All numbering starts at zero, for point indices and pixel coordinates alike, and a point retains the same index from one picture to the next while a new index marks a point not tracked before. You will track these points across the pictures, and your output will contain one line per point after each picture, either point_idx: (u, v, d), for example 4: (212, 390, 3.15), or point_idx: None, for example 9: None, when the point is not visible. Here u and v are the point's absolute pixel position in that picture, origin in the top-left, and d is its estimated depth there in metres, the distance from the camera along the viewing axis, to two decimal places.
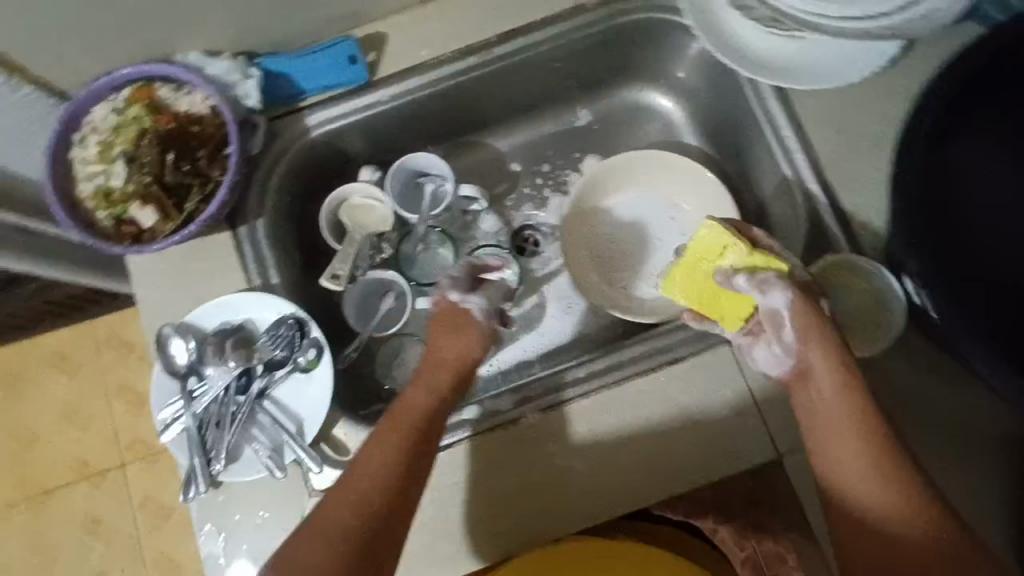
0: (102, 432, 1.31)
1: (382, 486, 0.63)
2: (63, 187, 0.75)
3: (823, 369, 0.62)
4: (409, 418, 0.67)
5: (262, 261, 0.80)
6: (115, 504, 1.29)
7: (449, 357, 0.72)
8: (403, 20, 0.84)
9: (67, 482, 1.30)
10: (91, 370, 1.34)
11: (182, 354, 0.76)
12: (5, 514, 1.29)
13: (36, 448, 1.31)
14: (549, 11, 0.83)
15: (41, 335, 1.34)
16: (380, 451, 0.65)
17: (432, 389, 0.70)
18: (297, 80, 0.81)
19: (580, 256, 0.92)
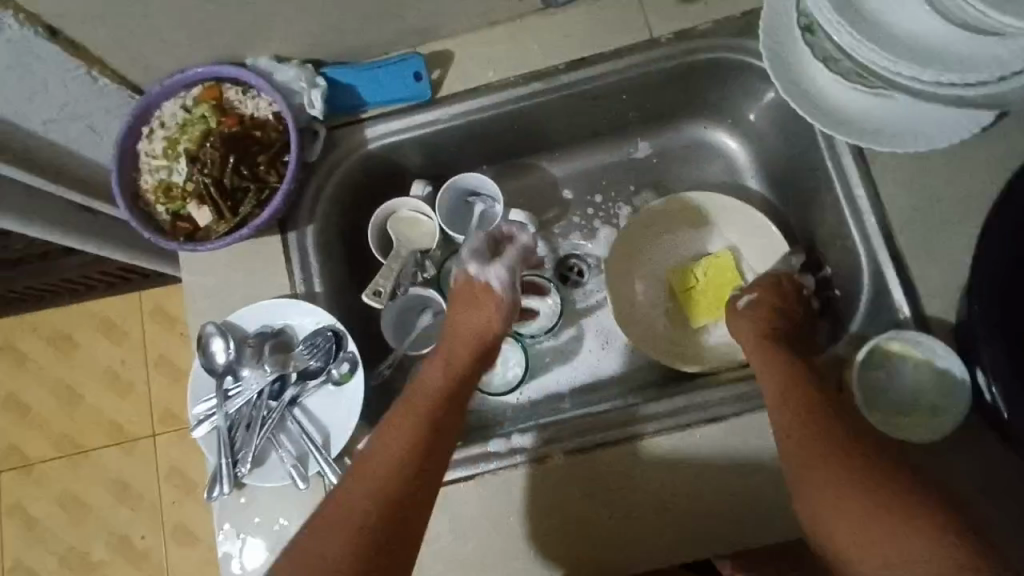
0: (138, 400, 1.35)
1: (401, 456, 0.66)
2: (127, 178, 0.77)
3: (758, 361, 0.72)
4: (428, 393, 0.73)
5: (308, 269, 0.81)
6: (144, 471, 1.32)
7: (467, 334, 0.78)
8: (472, 41, 0.83)
9: (101, 444, 1.34)
10: (134, 339, 1.37)
11: (221, 353, 0.77)
12: (41, 467, 1.34)
13: (76, 410, 1.35)
14: (620, 43, 0.81)
15: (92, 301, 1.38)
16: (399, 426, 0.69)
17: (449, 365, 0.75)
18: (362, 92, 0.82)
19: (626, 295, 0.91)
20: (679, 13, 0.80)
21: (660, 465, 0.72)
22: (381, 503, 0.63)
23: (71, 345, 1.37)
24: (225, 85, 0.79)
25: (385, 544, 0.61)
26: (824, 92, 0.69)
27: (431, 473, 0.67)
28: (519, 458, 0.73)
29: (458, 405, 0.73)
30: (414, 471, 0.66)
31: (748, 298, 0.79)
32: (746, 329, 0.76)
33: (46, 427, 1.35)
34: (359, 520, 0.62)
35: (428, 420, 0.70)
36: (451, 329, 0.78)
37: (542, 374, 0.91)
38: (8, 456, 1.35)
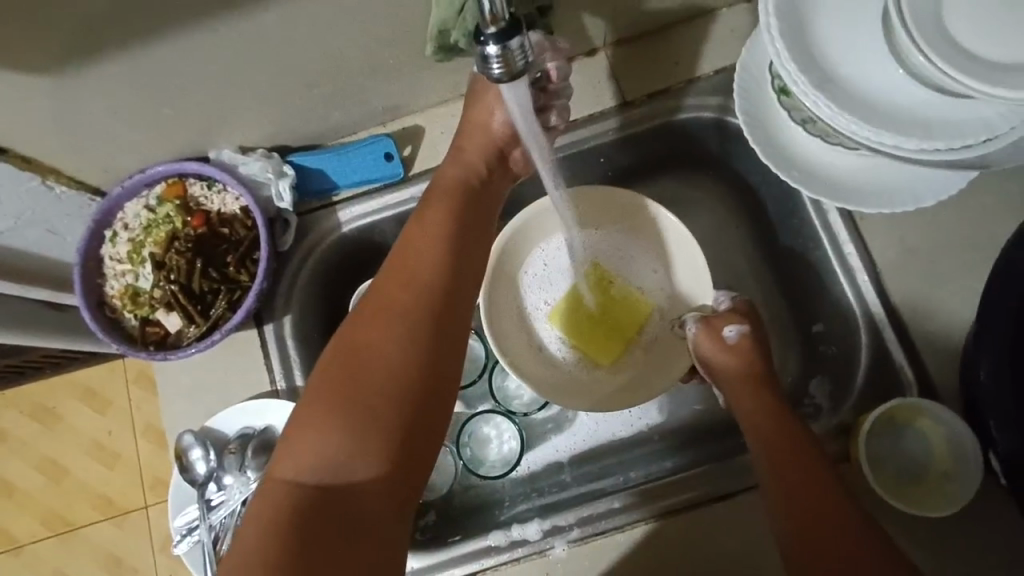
0: (127, 470, 1.24)
1: (425, 290, 0.58)
2: (91, 285, 0.74)
3: (734, 358, 0.71)
4: (452, 191, 0.65)
5: (288, 362, 0.77)
6: (137, 546, 1.22)
7: (484, 139, 0.68)
8: (443, 114, 0.81)
9: (91, 520, 1.23)
10: (122, 406, 1.26)
11: (200, 462, 0.74)
12: (28, 547, 1.24)
13: (61, 486, 1.25)
14: (596, 105, 0.78)
15: (78, 371, 1.27)
16: (421, 235, 0.60)
17: (468, 169, 0.67)
18: (331, 175, 0.79)
19: (516, 327, 0.80)
20: (651, 73, 0.78)
21: (669, 544, 0.69)
22: (422, 318, 0.57)
23: (54, 417, 1.27)
24: (189, 180, 0.75)
25: (430, 358, 0.56)
26: (802, 154, 0.68)
27: (464, 276, 0.61)
28: (520, 553, 0.71)
29: (480, 214, 0.66)
30: (444, 291, 0.59)
31: (738, 331, 0.72)
32: (726, 359, 0.71)
33: (29, 503, 1.25)
34: (394, 351, 0.55)
35: (453, 235, 0.61)
36: (465, 135, 0.69)
37: (539, 444, 0.87)
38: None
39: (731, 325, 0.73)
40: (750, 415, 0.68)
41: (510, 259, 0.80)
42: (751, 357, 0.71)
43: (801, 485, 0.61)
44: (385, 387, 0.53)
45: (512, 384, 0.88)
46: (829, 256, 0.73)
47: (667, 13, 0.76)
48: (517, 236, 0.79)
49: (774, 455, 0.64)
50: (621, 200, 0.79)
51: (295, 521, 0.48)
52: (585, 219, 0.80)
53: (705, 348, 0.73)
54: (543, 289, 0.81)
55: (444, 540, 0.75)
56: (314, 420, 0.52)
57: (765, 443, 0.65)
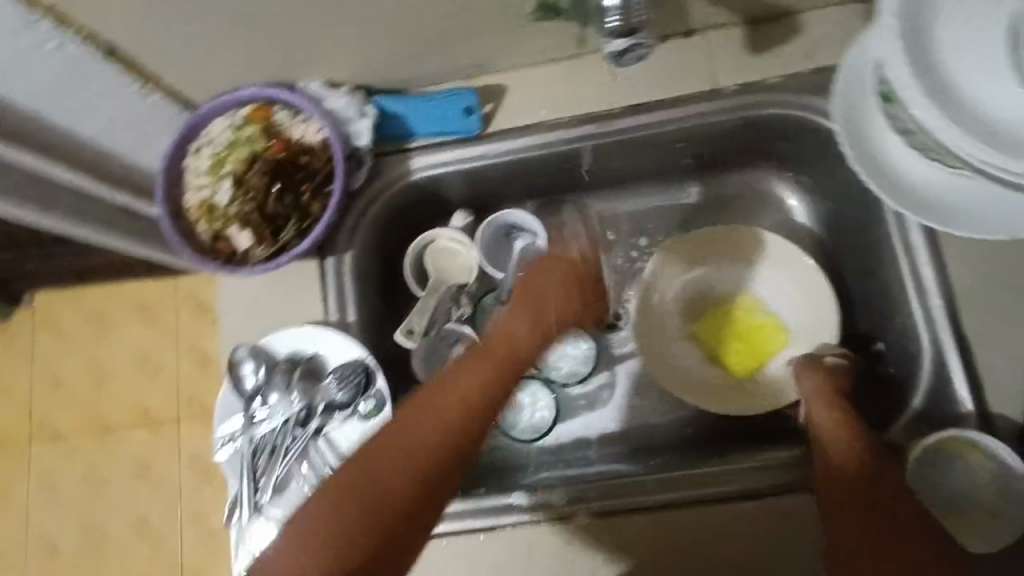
0: (166, 385, 1.38)
1: (439, 426, 0.62)
2: (173, 193, 0.77)
3: (822, 388, 0.72)
4: (497, 354, 0.70)
5: (343, 297, 0.80)
6: (165, 454, 1.35)
7: (535, 292, 0.76)
8: (527, 76, 0.81)
9: (127, 425, 1.38)
10: (166, 324, 1.40)
11: (250, 377, 0.77)
12: (72, 441, 1.38)
13: (102, 391, 1.40)
14: (684, 88, 0.77)
15: (128, 286, 1.41)
16: (462, 381, 0.65)
17: (514, 336, 0.72)
18: (410, 122, 0.80)
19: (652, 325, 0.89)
20: (747, 64, 0.76)
21: (687, 535, 0.70)
22: (422, 478, 0.59)
23: (105, 325, 1.41)
24: (276, 107, 0.77)
25: (443, 450, 0.61)
26: (895, 164, 0.65)
27: (466, 439, 0.63)
28: (544, 516, 0.72)
29: (507, 380, 0.69)
30: (442, 454, 0.61)
31: (837, 361, 0.75)
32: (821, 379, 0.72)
33: (75, 399, 1.40)
34: (385, 497, 0.57)
35: (478, 395, 0.65)
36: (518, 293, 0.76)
37: (568, 417, 0.88)
38: (36, 428, 1.40)
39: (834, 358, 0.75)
40: (832, 438, 0.66)
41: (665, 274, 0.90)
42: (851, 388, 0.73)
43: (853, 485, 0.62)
44: (395, 496, 0.57)
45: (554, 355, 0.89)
46: (903, 275, 0.70)
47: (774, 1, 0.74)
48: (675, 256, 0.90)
49: (836, 453, 0.64)
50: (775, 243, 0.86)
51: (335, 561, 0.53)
52: (741, 252, 0.88)
53: (805, 379, 0.74)
54: (688, 304, 0.90)
55: (471, 491, 0.77)
56: (339, 486, 0.57)
57: (829, 441, 0.66)
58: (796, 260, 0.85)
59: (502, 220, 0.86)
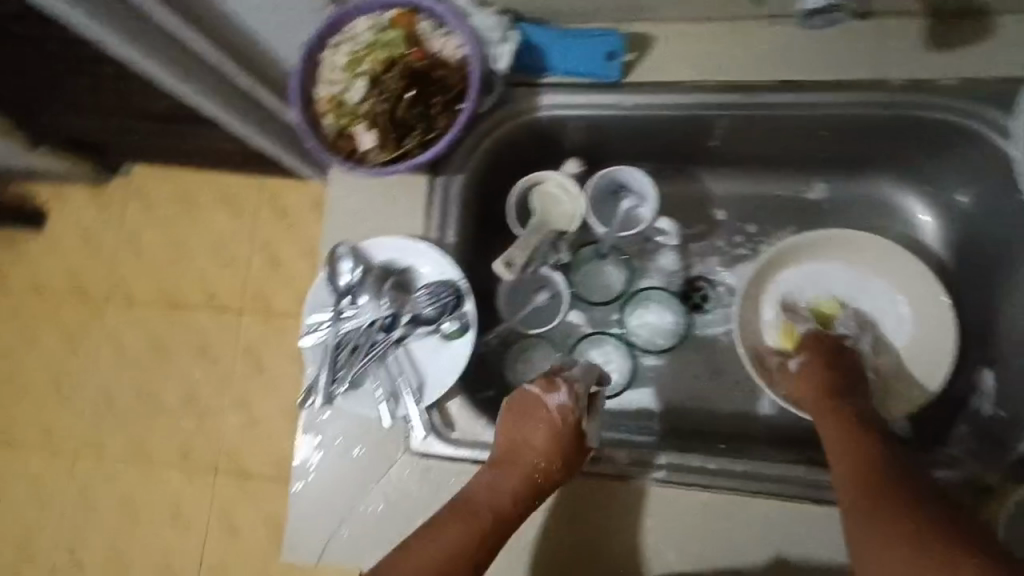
0: (236, 276, 1.45)
1: (457, 557, 0.63)
2: (307, 83, 0.77)
3: (807, 395, 0.71)
4: (472, 517, 0.66)
5: (447, 218, 0.81)
6: (223, 339, 1.44)
7: (512, 442, 0.70)
8: (680, 31, 0.77)
9: (195, 305, 1.46)
10: (249, 218, 1.47)
11: (346, 274, 0.79)
12: (143, 308, 1.48)
13: (180, 267, 1.48)
14: (850, 74, 0.72)
15: (223, 175, 1.48)
16: (435, 552, 0.63)
17: (496, 500, 0.67)
18: (551, 57, 0.78)
19: (752, 327, 0.83)
20: (925, 60, 0.70)
21: (739, 524, 0.69)
22: None
23: (192, 205, 1.49)
24: (421, 15, 0.77)
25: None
26: None
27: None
28: (607, 469, 0.72)
29: (498, 538, 0.66)
30: None
31: (800, 362, 0.74)
32: (803, 386, 0.72)
33: (152, 271, 1.48)
34: None
35: (461, 560, 0.63)
36: (499, 448, 0.70)
37: (636, 386, 0.87)
38: (117, 289, 1.49)
39: (794, 358, 0.75)
40: (839, 459, 0.64)
41: (771, 275, 0.85)
42: (836, 377, 0.71)
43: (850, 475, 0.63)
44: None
45: (636, 321, 0.89)
46: None
47: None
48: (783, 255, 0.84)
49: (835, 450, 0.65)
50: (892, 254, 0.82)
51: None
52: (851, 259, 0.84)
53: (793, 393, 0.73)
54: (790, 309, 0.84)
55: None
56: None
57: (829, 442, 0.66)
58: (914, 274, 0.81)
59: (614, 176, 0.84)
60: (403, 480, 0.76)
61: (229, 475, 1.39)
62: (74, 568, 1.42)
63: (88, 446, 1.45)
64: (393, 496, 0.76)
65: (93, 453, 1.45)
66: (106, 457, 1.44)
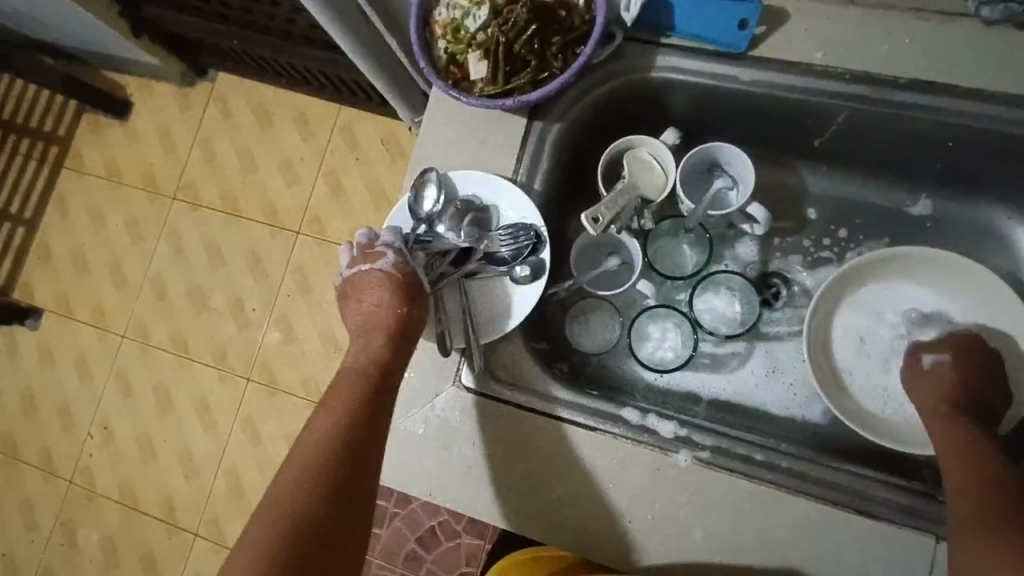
0: (301, 194, 1.48)
1: (349, 412, 0.68)
2: (428, 2, 0.76)
3: (932, 392, 0.71)
4: (352, 379, 0.71)
5: (536, 163, 0.80)
6: (278, 254, 1.47)
7: (367, 312, 0.74)
8: (816, 12, 0.73)
9: (256, 217, 1.49)
10: (322, 142, 1.48)
11: (429, 202, 0.78)
12: (207, 212, 1.52)
13: (249, 177, 1.51)
14: (991, 85, 0.68)
15: (304, 95, 1.50)
16: (329, 413, 0.69)
17: (369, 359, 0.72)
18: (676, 11, 0.74)
19: (818, 336, 0.80)
20: None
21: (773, 522, 0.68)
22: (328, 443, 0.66)
23: (269, 121, 1.51)
24: None
25: (362, 431, 0.68)
26: None
27: (362, 436, 0.67)
28: (649, 440, 0.72)
29: (383, 397, 0.70)
30: (335, 446, 0.66)
31: (936, 360, 0.73)
32: (930, 385, 0.72)
33: (221, 177, 1.52)
34: (299, 508, 0.62)
35: (356, 411, 0.68)
36: (358, 322, 0.75)
37: (690, 368, 0.86)
38: (185, 188, 1.54)
39: (926, 355, 0.74)
40: (953, 455, 0.64)
41: (840, 289, 0.80)
42: (964, 382, 0.70)
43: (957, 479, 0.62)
44: (336, 463, 0.65)
45: (701, 305, 0.87)
46: None
47: None
48: (858, 269, 0.79)
49: (946, 452, 0.65)
50: (986, 283, 0.75)
51: (294, 547, 0.60)
52: (937, 282, 0.78)
53: (917, 388, 0.73)
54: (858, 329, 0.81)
55: (585, 390, 0.79)
56: (271, 504, 0.63)
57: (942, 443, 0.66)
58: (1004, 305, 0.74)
59: (710, 152, 0.81)
60: (445, 411, 0.76)
61: (260, 385, 1.44)
62: (104, 441, 1.50)
63: (136, 331, 1.52)
64: (433, 424, 0.77)
65: (139, 338, 1.52)
66: (150, 344, 1.51)
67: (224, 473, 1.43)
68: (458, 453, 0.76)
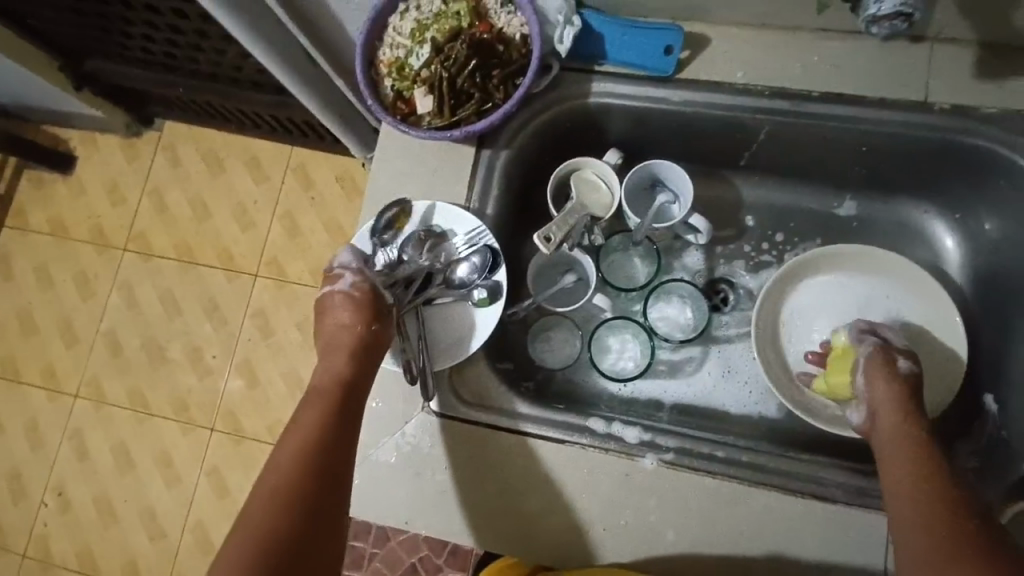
0: (258, 237, 1.47)
1: (317, 427, 0.68)
2: (372, 43, 0.79)
3: (907, 395, 0.68)
4: (320, 393, 0.71)
5: (487, 190, 0.83)
6: (237, 298, 1.46)
7: (329, 333, 0.76)
8: (735, 36, 0.79)
9: (213, 263, 1.48)
10: (276, 184, 1.49)
11: (388, 234, 0.81)
12: (160, 261, 1.50)
13: (203, 223, 1.50)
14: (892, 94, 0.75)
15: (255, 139, 1.51)
16: (298, 426, 0.68)
17: (332, 374, 0.73)
18: (606, 44, 0.80)
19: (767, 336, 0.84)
20: (969, 88, 0.73)
21: (739, 516, 0.71)
22: (300, 454, 0.66)
23: (221, 167, 1.51)
24: None
25: (331, 442, 0.68)
26: None
27: (334, 445, 0.68)
28: (614, 447, 0.75)
29: (352, 408, 0.71)
30: (306, 457, 0.66)
31: (910, 367, 0.70)
32: (902, 389, 0.68)
33: (174, 226, 1.51)
34: (271, 520, 0.61)
35: (326, 423, 0.69)
36: (321, 343, 0.76)
37: (650, 376, 0.89)
38: (136, 239, 1.52)
39: (905, 358, 0.71)
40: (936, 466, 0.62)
41: (780, 291, 0.85)
42: (914, 393, 0.68)
43: (935, 511, 0.59)
44: (310, 472, 0.65)
45: (655, 314, 0.90)
46: None
47: (1020, 29, 0.71)
48: (793, 270, 0.85)
49: (914, 481, 0.61)
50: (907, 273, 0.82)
51: (269, 563, 0.59)
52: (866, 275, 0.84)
53: (891, 383, 0.68)
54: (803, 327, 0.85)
55: (550, 405, 0.81)
56: (242, 522, 0.62)
57: (903, 467, 0.63)
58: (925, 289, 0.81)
59: (651, 170, 0.86)
60: (415, 437, 0.77)
61: (225, 435, 1.41)
62: (60, 509, 1.43)
63: (90, 389, 1.47)
64: (405, 450, 0.77)
65: (94, 396, 1.47)
66: (106, 402, 1.46)
67: (192, 528, 1.38)
68: (430, 478, 0.76)
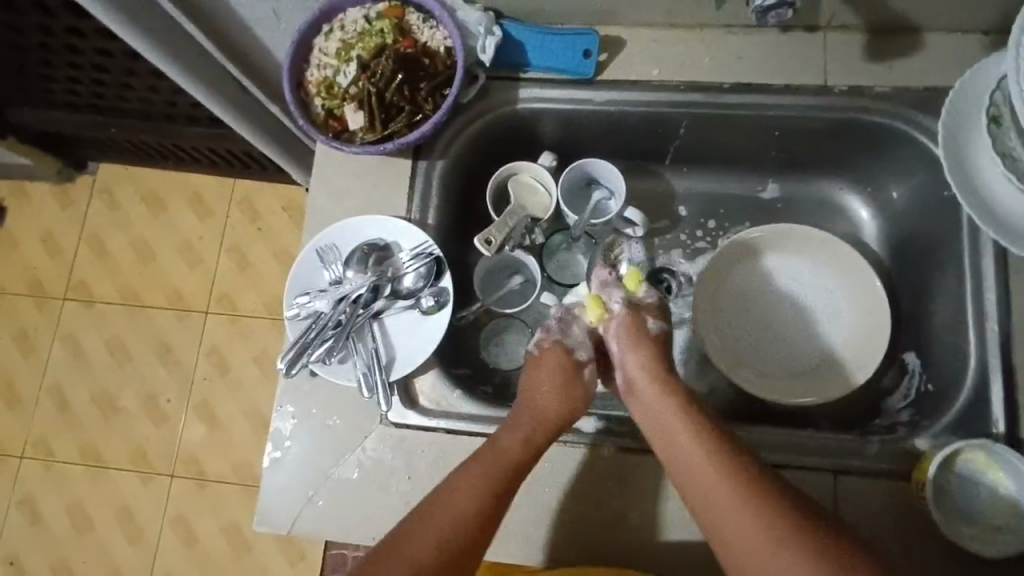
0: (205, 274, 1.45)
1: (494, 486, 0.68)
2: (299, 64, 0.81)
3: (646, 356, 0.77)
4: (513, 461, 0.70)
5: (427, 200, 0.84)
6: (187, 338, 1.42)
7: (538, 397, 0.76)
8: (648, 37, 0.84)
9: (159, 304, 1.44)
10: (219, 218, 1.47)
11: (332, 252, 0.82)
12: (104, 308, 1.45)
13: (147, 265, 1.46)
14: (796, 81, 0.80)
15: (193, 174, 1.49)
16: (476, 482, 0.68)
17: (534, 447, 0.72)
18: (528, 51, 0.83)
19: (708, 317, 0.89)
20: (863, 71, 0.80)
21: None
22: (473, 515, 0.67)
23: (161, 206, 1.49)
24: (409, 9, 0.82)
25: (500, 505, 0.68)
26: (983, 186, 0.69)
27: (498, 512, 0.68)
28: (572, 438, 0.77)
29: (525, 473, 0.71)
30: (481, 520, 0.67)
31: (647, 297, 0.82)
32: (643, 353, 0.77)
33: (116, 270, 1.47)
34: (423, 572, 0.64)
35: (502, 486, 0.69)
36: (525, 402, 0.75)
37: None
38: (76, 288, 1.47)
39: (654, 319, 0.80)
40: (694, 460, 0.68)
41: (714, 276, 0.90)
42: (662, 352, 0.78)
43: (736, 514, 0.63)
44: (476, 533, 0.66)
45: None
46: (965, 296, 0.75)
47: (900, 13, 0.77)
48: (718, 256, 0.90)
49: (705, 478, 0.66)
50: (822, 243, 0.87)
51: None
52: (793, 250, 0.89)
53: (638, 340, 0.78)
54: (741, 303, 0.89)
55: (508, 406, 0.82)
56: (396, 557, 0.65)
57: (690, 465, 0.68)
58: (840, 256, 0.87)
59: (585, 168, 0.89)
60: (377, 452, 0.77)
61: (186, 480, 1.36)
62: None
63: (38, 448, 1.40)
64: (368, 466, 0.77)
65: (42, 455, 1.40)
66: (55, 460, 1.39)
67: None
68: (396, 490, 0.76)
